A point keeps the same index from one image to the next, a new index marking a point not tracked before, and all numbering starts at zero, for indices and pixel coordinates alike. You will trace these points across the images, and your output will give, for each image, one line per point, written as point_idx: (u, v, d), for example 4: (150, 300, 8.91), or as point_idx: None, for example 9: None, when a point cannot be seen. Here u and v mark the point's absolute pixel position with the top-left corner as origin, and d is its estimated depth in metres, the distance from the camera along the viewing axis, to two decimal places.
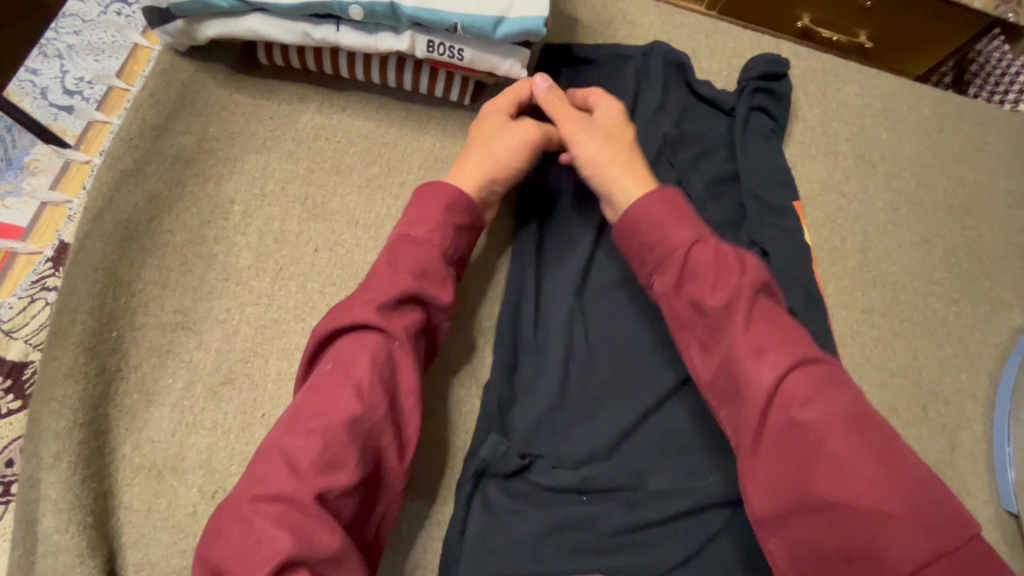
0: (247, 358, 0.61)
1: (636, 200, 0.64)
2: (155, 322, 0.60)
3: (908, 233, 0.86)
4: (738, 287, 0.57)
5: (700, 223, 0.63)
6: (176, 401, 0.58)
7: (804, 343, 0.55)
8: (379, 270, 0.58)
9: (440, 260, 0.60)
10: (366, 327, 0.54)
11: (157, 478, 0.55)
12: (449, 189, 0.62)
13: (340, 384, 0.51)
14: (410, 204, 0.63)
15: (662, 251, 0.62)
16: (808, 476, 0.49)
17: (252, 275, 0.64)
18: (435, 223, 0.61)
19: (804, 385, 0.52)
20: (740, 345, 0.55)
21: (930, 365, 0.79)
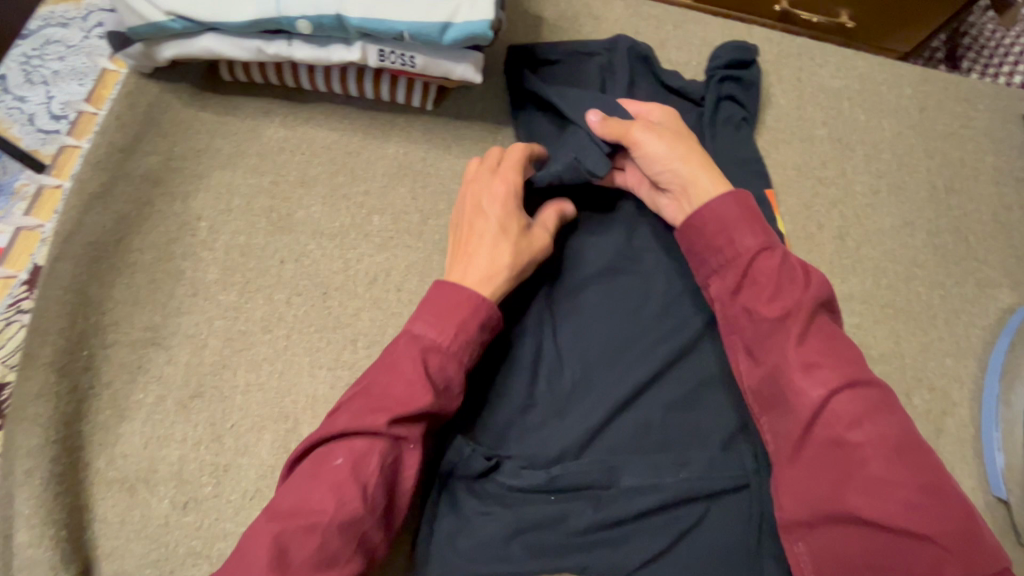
0: (216, 371, 0.62)
1: (708, 202, 0.64)
2: (126, 339, 0.62)
3: (889, 216, 0.84)
4: (798, 301, 0.57)
5: (768, 234, 0.62)
6: (147, 415, 0.60)
7: (863, 365, 0.55)
8: (399, 366, 0.55)
9: (462, 371, 0.57)
10: (382, 435, 0.51)
11: (130, 492, 0.57)
12: (477, 299, 0.58)
13: (347, 481, 0.49)
14: (434, 292, 0.59)
15: (723, 256, 0.62)
16: (843, 491, 0.51)
17: (219, 289, 0.65)
18: (463, 334, 0.57)
19: (853, 404, 0.53)
20: (791, 358, 0.55)
21: (913, 350, 0.77)
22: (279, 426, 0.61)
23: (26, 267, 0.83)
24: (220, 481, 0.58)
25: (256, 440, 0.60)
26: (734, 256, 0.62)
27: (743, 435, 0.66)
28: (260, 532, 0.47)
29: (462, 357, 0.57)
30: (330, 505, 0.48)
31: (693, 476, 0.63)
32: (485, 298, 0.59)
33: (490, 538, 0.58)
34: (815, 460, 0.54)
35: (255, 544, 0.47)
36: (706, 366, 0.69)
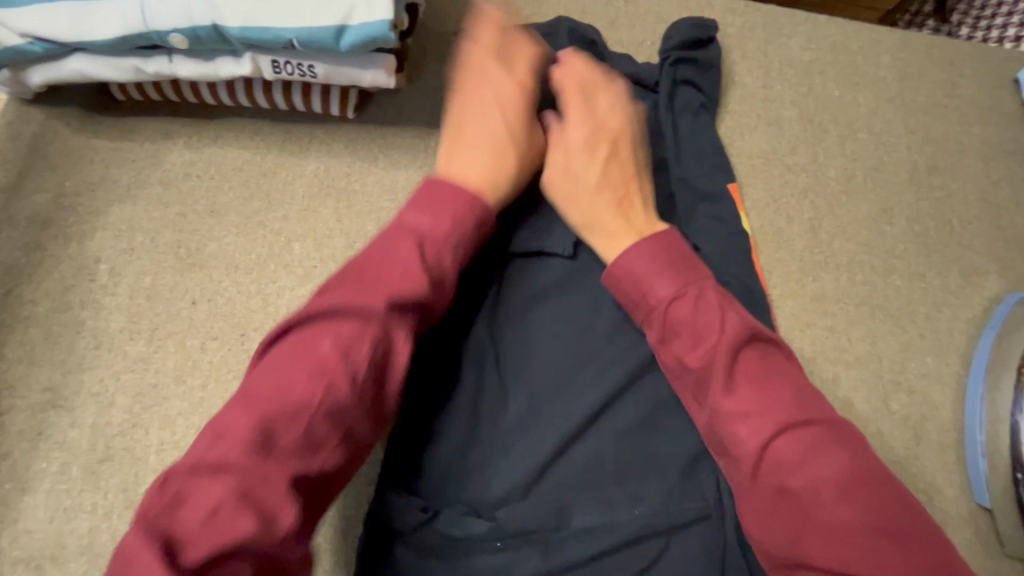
0: (126, 431, 0.57)
1: (620, 253, 0.59)
2: (24, 402, 0.57)
3: (865, 204, 0.77)
4: (717, 345, 0.51)
5: (688, 273, 0.56)
6: (51, 485, 0.55)
7: (798, 402, 0.48)
8: (396, 251, 0.49)
9: (460, 260, 0.52)
10: (376, 317, 0.44)
11: (38, 571, 0.53)
12: (469, 194, 0.54)
13: (333, 370, 0.41)
14: (434, 182, 0.54)
15: (644, 304, 0.56)
16: (798, 546, 0.44)
17: (124, 339, 0.60)
18: (458, 201, 0.53)
19: (796, 449, 0.46)
20: (726, 410, 0.49)
21: (890, 351, 0.71)
22: None
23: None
24: None
25: None
26: (652, 305, 0.56)
27: (704, 459, 0.61)
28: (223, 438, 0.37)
29: (458, 245, 0.52)
30: (317, 390, 0.40)
31: (647, 512, 0.59)
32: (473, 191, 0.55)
33: None
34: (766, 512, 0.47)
35: (229, 433, 0.38)
36: (664, 388, 0.64)
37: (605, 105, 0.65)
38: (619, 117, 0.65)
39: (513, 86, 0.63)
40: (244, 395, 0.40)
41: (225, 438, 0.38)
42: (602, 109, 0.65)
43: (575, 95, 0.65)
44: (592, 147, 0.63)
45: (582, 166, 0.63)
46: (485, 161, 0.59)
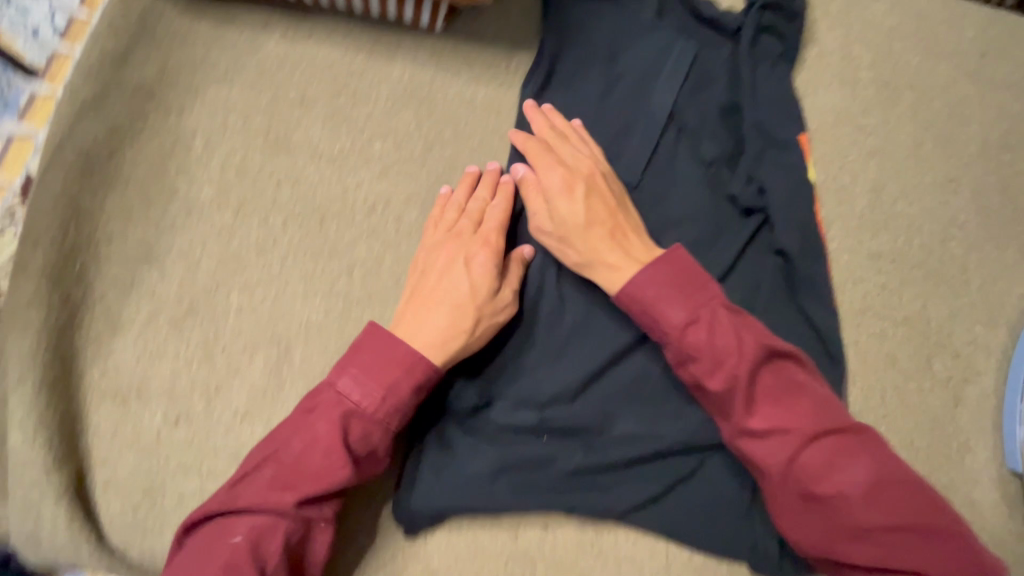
0: (209, 291, 0.61)
1: (629, 278, 0.59)
2: (119, 253, 0.61)
3: (932, 171, 0.77)
4: (736, 371, 0.53)
5: (700, 294, 0.56)
6: (139, 329, 0.59)
7: (817, 413, 0.52)
8: (316, 431, 0.51)
9: (388, 438, 0.54)
10: (287, 514, 0.49)
11: (122, 403, 0.57)
12: (412, 360, 0.54)
13: (243, 560, 0.47)
14: (363, 342, 0.54)
15: (658, 328, 0.57)
16: (832, 545, 0.50)
17: (213, 209, 0.63)
18: (387, 371, 0.53)
19: (818, 460, 0.50)
20: (749, 427, 0.53)
21: (939, 314, 0.72)
22: (271, 349, 0.61)
23: (19, 173, 0.72)
24: (211, 400, 0.59)
25: (249, 361, 0.60)
26: (667, 329, 0.56)
27: None
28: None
29: (388, 424, 0.53)
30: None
31: (690, 424, 0.61)
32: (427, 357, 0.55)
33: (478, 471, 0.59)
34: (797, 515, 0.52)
35: None
36: None
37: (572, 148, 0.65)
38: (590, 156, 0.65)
39: (480, 243, 0.61)
40: None
41: None
42: (573, 155, 0.64)
43: (543, 152, 0.64)
44: (574, 191, 0.62)
45: (569, 204, 0.62)
46: (430, 334, 0.56)
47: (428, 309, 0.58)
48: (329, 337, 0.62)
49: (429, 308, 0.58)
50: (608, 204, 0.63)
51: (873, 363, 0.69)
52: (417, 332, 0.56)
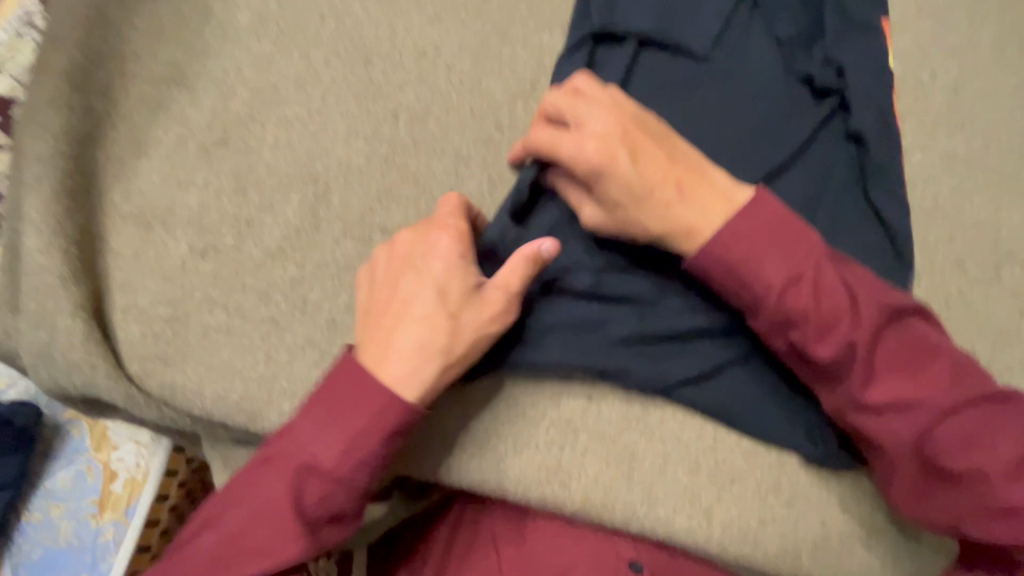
0: (243, 121, 0.56)
1: (710, 234, 0.49)
2: (146, 72, 0.55)
3: (1015, 76, 0.72)
4: (853, 339, 0.46)
5: (798, 246, 0.48)
6: (166, 154, 0.54)
7: (943, 381, 0.46)
8: (272, 492, 0.45)
9: (354, 497, 0.47)
10: None
11: (146, 229, 0.53)
12: (378, 409, 0.45)
13: None
14: (330, 384, 0.47)
15: (748, 292, 0.49)
16: (960, 524, 0.46)
17: (252, 37, 0.58)
18: (353, 422, 0.45)
19: (952, 433, 0.45)
20: (870, 403, 0.47)
21: (1013, 222, 0.67)
22: (307, 189, 0.56)
23: None
24: (241, 235, 0.54)
25: (284, 198, 0.55)
26: (762, 292, 0.48)
27: None
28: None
29: (356, 481, 0.46)
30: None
31: None
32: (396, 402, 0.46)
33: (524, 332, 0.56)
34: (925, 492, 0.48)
35: None
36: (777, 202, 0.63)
37: (581, 106, 0.52)
38: (611, 108, 0.51)
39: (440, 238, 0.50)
40: None
41: None
42: (588, 114, 0.51)
43: (556, 133, 0.52)
44: (615, 158, 0.49)
45: (615, 172, 0.50)
46: (404, 353, 0.46)
47: (399, 323, 0.47)
48: (370, 182, 0.57)
49: (400, 323, 0.47)
50: (661, 160, 0.50)
51: (938, 265, 0.66)
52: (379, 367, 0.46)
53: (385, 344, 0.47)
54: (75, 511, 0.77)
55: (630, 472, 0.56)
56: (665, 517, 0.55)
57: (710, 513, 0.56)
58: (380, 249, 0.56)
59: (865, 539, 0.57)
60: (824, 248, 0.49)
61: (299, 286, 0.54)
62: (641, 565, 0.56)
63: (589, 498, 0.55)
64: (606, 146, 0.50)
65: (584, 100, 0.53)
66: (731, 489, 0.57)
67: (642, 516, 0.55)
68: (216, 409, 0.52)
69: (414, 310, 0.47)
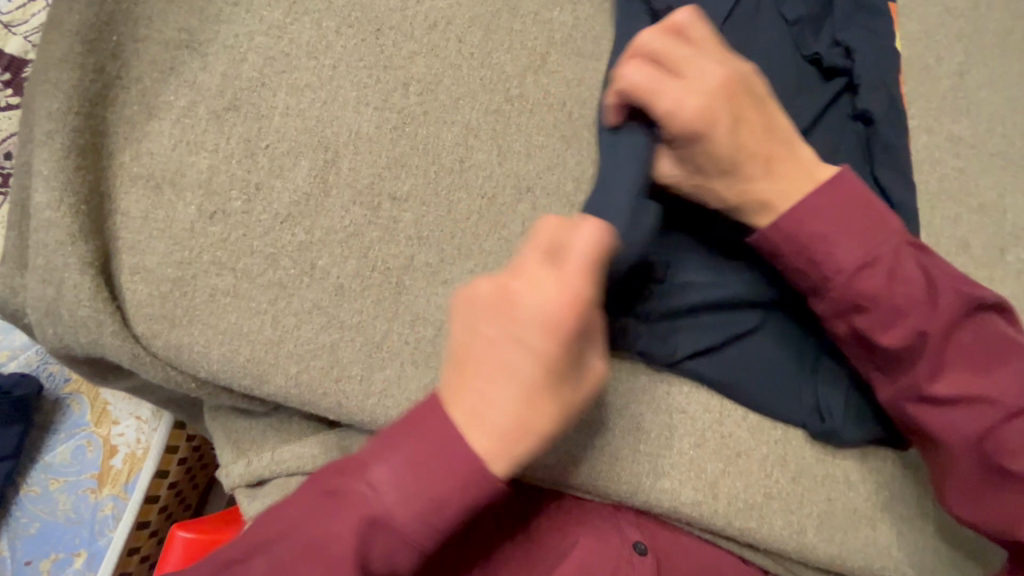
0: (254, 87, 0.56)
1: (790, 211, 0.51)
2: (158, 36, 0.55)
3: (1020, 62, 0.72)
4: (924, 328, 0.49)
5: (878, 235, 0.51)
6: (176, 117, 0.54)
7: (1010, 378, 0.48)
8: (335, 541, 0.42)
9: (418, 557, 0.43)
10: None
11: (155, 191, 0.53)
12: (465, 471, 0.42)
13: None
14: (413, 426, 0.43)
15: (817, 274, 0.51)
16: (1009, 521, 0.49)
17: (263, 5, 0.58)
18: (433, 479, 0.42)
19: (1014, 428, 0.48)
20: (933, 390, 0.49)
21: (1017, 206, 0.68)
22: (317, 155, 0.56)
23: None
24: (251, 199, 0.54)
25: (294, 163, 0.55)
26: (834, 274, 0.51)
27: None
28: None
29: (421, 544, 0.42)
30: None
31: (756, 280, 0.57)
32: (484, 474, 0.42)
33: None
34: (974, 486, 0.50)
35: None
36: None
37: (687, 56, 0.51)
38: (726, 70, 0.51)
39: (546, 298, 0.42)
40: None
41: None
42: (695, 66, 0.51)
43: (654, 78, 0.51)
44: (715, 122, 0.50)
45: (709, 137, 0.51)
46: (499, 425, 0.43)
47: (490, 386, 0.43)
48: (380, 150, 0.57)
49: (490, 386, 0.43)
50: (756, 128, 0.52)
51: (944, 246, 0.66)
52: (473, 428, 0.42)
53: (475, 408, 0.43)
54: (74, 484, 0.77)
55: (636, 444, 0.56)
56: (670, 489, 0.55)
57: (716, 486, 0.56)
58: (389, 216, 0.56)
59: (871, 516, 0.57)
60: (902, 234, 0.51)
61: (307, 251, 0.54)
62: (645, 546, 0.54)
63: (596, 469, 0.55)
64: (721, 111, 0.50)
65: (687, 47, 0.52)
66: (737, 463, 0.57)
67: (647, 488, 0.55)
68: (223, 372, 0.51)
69: (507, 379, 0.43)
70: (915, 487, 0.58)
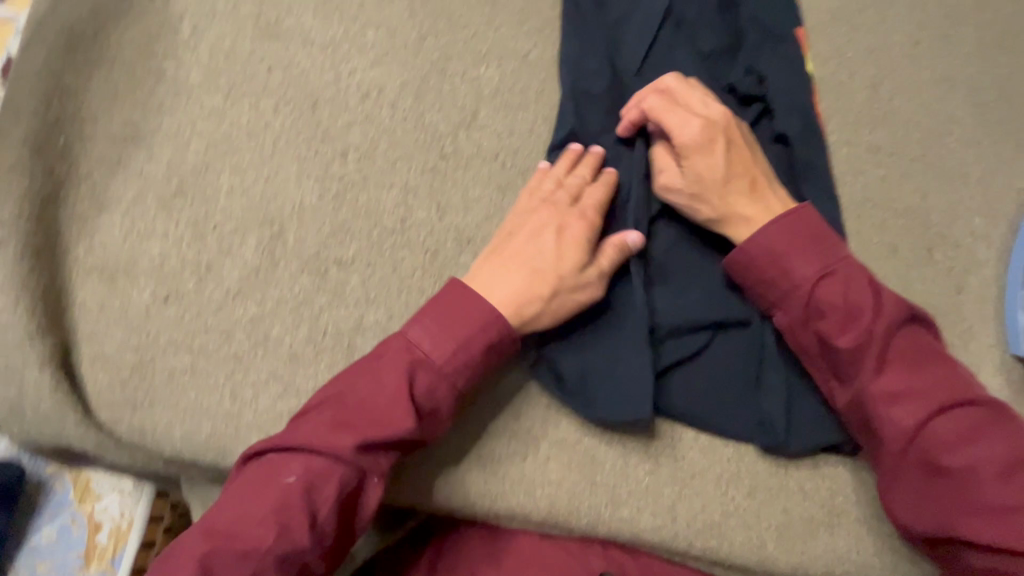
0: (199, 171, 0.59)
1: (754, 231, 0.57)
2: (104, 132, 0.59)
3: (928, 70, 0.76)
4: (874, 327, 0.52)
5: (834, 251, 0.55)
6: (127, 208, 0.57)
7: (956, 385, 0.50)
8: (384, 381, 0.49)
9: (454, 392, 0.52)
10: (344, 461, 0.48)
11: (110, 281, 0.55)
12: (486, 317, 0.52)
13: (296, 507, 0.46)
14: (440, 293, 0.53)
15: (777, 286, 0.56)
16: (953, 522, 0.48)
17: (203, 92, 0.62)
18: (461, 325, 0.51)
19: (953, 429, 0.49)
20: (878, 387, 0.51)
21: (939, 206, 0.72)
22: (264, 230, 0.59)
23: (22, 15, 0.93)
24: (203, 279, 0.57)
25: (240, 239, 0.58)
26: (792, 286, 0.55)
27: None
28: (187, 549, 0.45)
29: (454, 380, 0.51)
30: (268, 532, 0.45)
31: (689, 306, 0.61)
32: (499, 319, 0.52)
33: None
34: (917, 487, 0.50)
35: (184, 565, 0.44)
36: None
37: (698, 96, 0.61)
38: (722, 107, 0.60)
39: (550, 203, 0.58)
40: (208, 526, 0.46)
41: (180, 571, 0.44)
42: (702, 102, 0.61)
43: (668, 104, 0.60)
44: (710, 144, 0.58)
45: (706, 155, 0.58)
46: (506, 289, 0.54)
47: (503, 273, 0.54)
48: (324, 219, 0.60)
49: (504, 274, 0.54)
50: (744, 158, 0.60)
51: (874, 251, 0.69)
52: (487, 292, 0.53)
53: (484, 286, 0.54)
54: (62, 564, 0.78)
55: (592, 476, 0.58)
56: (630, 517, 0.57)
57: (673, 509, 0.58)
58: (336, 280, 0.59)
59: (828, 524, 0.59)
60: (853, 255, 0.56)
61: (260, 323, 0.56)
62: None
63: (555, 505, 0.57)
64: (715, 139, 0.59)
65: (697, 91, 0.62)
66: (692, 484, 0.59)
67: (608, 518, 0.57)
68: (187, 450, 0.54)
69: (516, 261, 0.55)
70: (868, 489, 0.60)
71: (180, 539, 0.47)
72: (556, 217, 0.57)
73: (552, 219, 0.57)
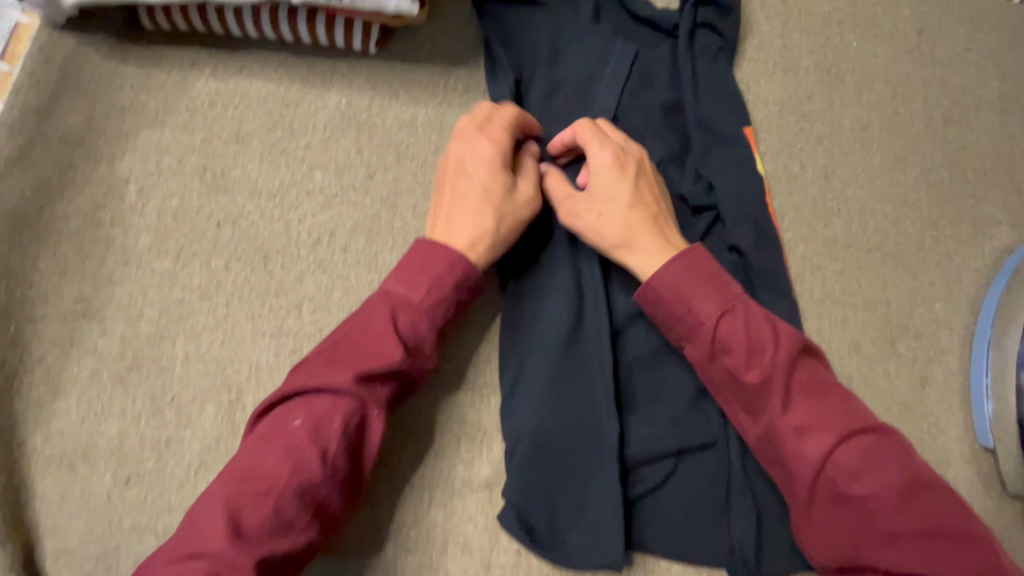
0: (153, 341, 0.59)
1: (657, 271, 0.56)
2: (56, 312, 0.59)
3: (880, 153, 0.77)
4: (775, 361, 0.51)
5: (728, 290, 0.55)
6: (81, 390, 0.57)
7: (851, 414, 0.50)
8: (372, 322, 0.51)
9: (436, 328, 0.54)
10: (346, 392, 0.48)
11: (70, 469, 0.55)
12: (454, 256, 0.54)
13: (307, 442, 0.46)
14: (410, 250, 0.55)
15: (683, 325, 0.55)
16: (861, 549, 0.48)
17: (152, 257, 0.62)
18: (434, 267, 0.54)
19: (852, 458, 0.49)
20: (785, 421, 0.50)
21: (899, 296, 0.72)
22: (222, 397, 0.59)
23: None
24: (163, 456, 0.57)
25: (199, 410, 0.58)
26: (695, 324, 0.54)
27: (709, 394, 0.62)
28: (211, 496, 0.44)
29: (434, 314, 0.53)
30: (284, 468, 0.45)
31: (653, 436, 0.60)
32: (464, 256, 0.55)
33: (448, 495, 0.60)
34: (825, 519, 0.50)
35: (202, 521, 0.44)
36: None
37: (616, 131, 0.63)
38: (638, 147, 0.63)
39: (468, 141, 0.59)
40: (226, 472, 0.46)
41: (202, 523, 0.44)
42: (619, 135, 0.63)
43: (589, 129, 0.62)
44: (624, 170, 0.59)
45: (620, 182, 0.59)
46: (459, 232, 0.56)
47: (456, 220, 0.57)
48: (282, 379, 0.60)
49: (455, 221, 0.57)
50: (654, 189, 0.61)
51: (837, 350, 0.69)
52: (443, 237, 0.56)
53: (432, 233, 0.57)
54: None
55: None
56: None
57: None
58: None
59: None
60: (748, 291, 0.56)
61: None
62: None
63: None
64: (627, 166, 0.60)
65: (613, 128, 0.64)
66: None
67: None
68: None
69: (456, 205, 0.57)
70: None
71: (189, 510, 0.45)
72: (476, 151, 0.59)
73: (476, 158, 0.58)
